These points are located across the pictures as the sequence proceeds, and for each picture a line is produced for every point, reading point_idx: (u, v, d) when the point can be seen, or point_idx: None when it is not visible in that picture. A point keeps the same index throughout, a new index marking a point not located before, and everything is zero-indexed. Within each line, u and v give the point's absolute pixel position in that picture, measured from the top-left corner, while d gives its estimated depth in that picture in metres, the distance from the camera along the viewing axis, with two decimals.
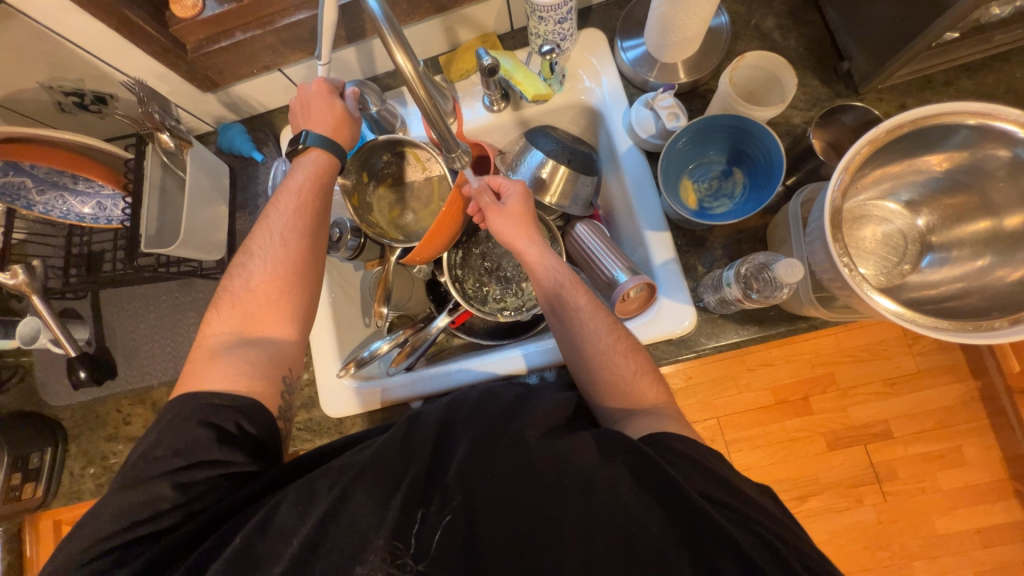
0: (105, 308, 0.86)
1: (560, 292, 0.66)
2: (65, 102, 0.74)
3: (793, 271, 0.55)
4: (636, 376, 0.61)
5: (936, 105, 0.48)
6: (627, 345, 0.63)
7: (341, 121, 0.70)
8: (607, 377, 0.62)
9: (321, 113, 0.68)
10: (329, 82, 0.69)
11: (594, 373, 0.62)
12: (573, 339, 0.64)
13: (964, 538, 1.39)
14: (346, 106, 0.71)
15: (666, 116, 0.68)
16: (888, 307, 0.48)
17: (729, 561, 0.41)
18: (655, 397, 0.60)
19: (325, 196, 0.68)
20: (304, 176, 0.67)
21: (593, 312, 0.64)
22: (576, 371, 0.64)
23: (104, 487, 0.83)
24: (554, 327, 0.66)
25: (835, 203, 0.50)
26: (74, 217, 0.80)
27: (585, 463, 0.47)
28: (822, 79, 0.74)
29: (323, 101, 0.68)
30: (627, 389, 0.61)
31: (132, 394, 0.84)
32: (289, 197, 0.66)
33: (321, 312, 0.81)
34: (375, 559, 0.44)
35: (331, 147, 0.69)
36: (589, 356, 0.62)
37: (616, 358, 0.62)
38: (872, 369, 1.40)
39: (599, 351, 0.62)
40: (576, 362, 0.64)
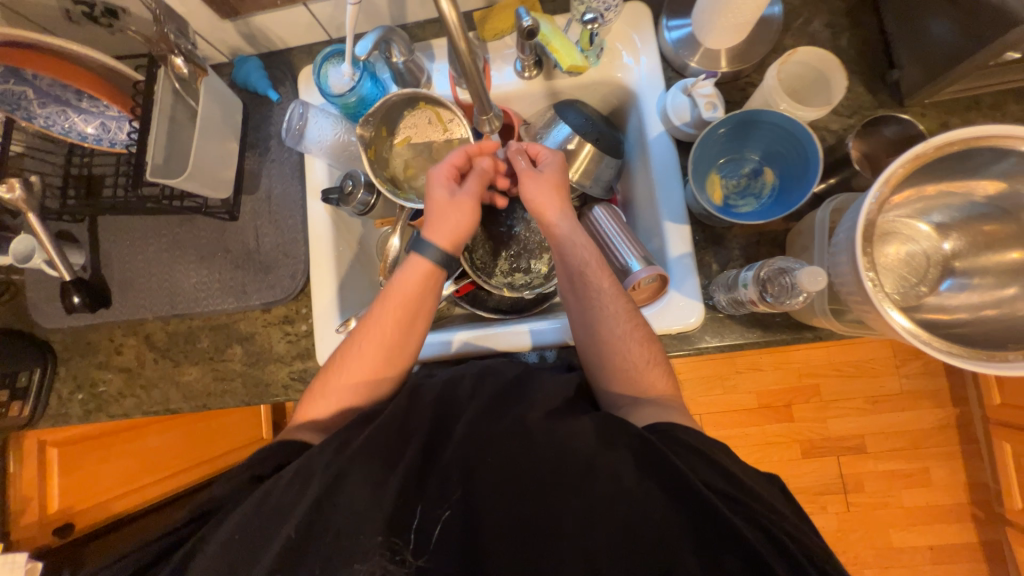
0: (102, 233, 0.84)
1: (584, 272, 0.64)
2: (74, 10, 0.70)
3: (815, 279, 0.54)
4: (648, 366, 0.61)
5: (987, 126, 0.46)
6: (643, 335, 0.62)
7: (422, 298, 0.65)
8: (619, 363, 0.62)
9: (443, 219, 0.67)
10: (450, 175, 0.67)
11: (605, 358, 0.62)
12: (591, 320, 0.63)
13: (917, 553, 1.46)
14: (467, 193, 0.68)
15: (704, 105, 0.66)
16: (903, 324, 0.48)
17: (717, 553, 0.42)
18: (664, 389, 0.60)
19: (421, 312, 0.65)
20: (390, 324, 0.63)
21: (614, 296, 0.63)
22: (588, 353, 0.64)
23: (91, 414, 0.83)
24: (571, 306, 0.66)
25: (869, 216, 0.49)
26: (76, 135, 0.77)
27: (583, 444, 0.48)
28: (867, 86, 0.71)
29: (447, 197, 0.67)
30: (635, 377, 0.61)
31: (125, 324, 0.83)
32: (381, 323, 0.63)
33: (324, 266, 0.79)
34: (373, 556, 0.44)
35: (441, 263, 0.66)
36: (603, 340, 0.62)
37: (630, 345, 0.61)
38: (855, 385, 1.47)
39: (614, 336, 0.62)
40: (587, 345, 0.64)
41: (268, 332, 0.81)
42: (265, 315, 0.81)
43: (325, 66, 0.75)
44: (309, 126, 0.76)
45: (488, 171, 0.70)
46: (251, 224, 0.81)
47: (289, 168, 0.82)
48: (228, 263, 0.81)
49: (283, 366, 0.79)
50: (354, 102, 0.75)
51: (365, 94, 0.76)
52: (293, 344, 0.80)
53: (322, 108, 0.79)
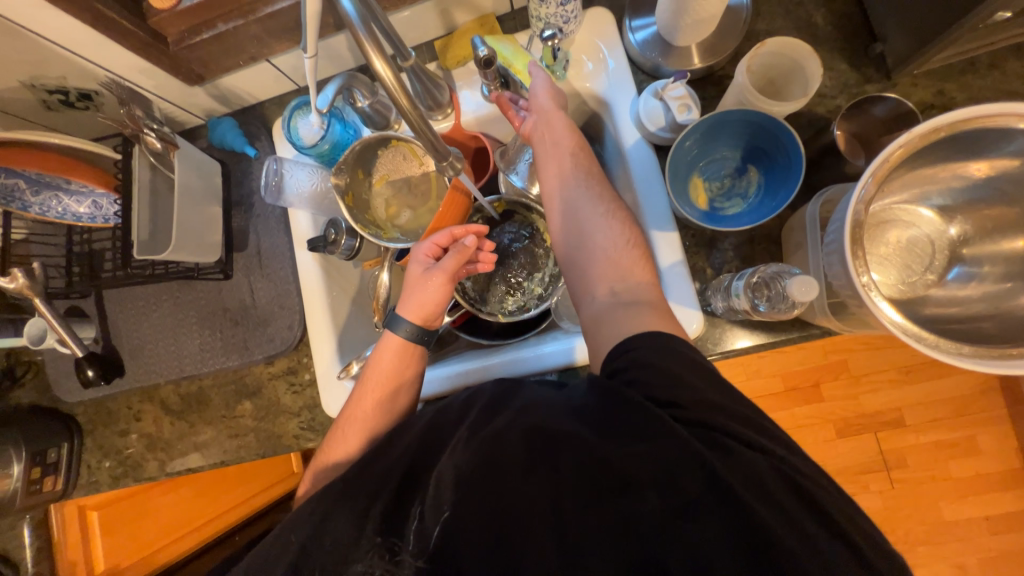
0: (108, 305, 0.86)
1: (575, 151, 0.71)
2: (50, 99, 0.72)
3: (807, 290, 0.51)
4: (626, 253, 0.64)
5: (975, 107, 0.43)
6: (621, 227, 0.66)
7: (404, 361, 0.66)
8: (601, 244, 0.66)
9: (423, 300, 0.66)
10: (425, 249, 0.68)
11: (585, 248, 0.67)
12: (576, 201, 0.69)
13: (971, 526, 1.40)
14: (444, 267, 0.67)
15: (677, 108, 0.63)
16: (893, 318, 0.45)
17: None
18: (642, 273, 0.63)
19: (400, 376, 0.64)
20: (372, 403, 0.63)
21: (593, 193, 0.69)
22: (570, 248, 0.69)
23: (119, 480, 0.86)
24: (560, 194, 0.71)
25: (858, 214, 0.46)
26: (70, 216, 0.78)
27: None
28: (851, 63, 0.67)
29: (424, 278, 0.67)
30: (613, 263, 0.64)
31: (140, 391, 0.86)
32: (367, 408, 0.63)
33: (319, 315, 0.80)
34: (372, 555, 0.46)
35: (420, 335, 0.67)
36: (582, 229, 0.67)
37: (608, 233, 0.66)
38: (886, 358, 1.40)
39: (593, 218, 0.67)
40: (570, 237, 0.69)
41: (274, 385, 0.82)
42: (269, 368, 0.82)
43: (293, 117, 0.75)
44: (286, 179, 0.77)
45: (469, 249, 0.67)
46: (245, 280, 0.83)
47: (274, 221, 0.83)
48: (228, 321, 0.83)
49: (292, 417, 0.81)
50: (328, 148, 0.75)
51: (336, 138, 0.75)
52: (299, 395, 0.81)
53: (297, 159, 0.80)
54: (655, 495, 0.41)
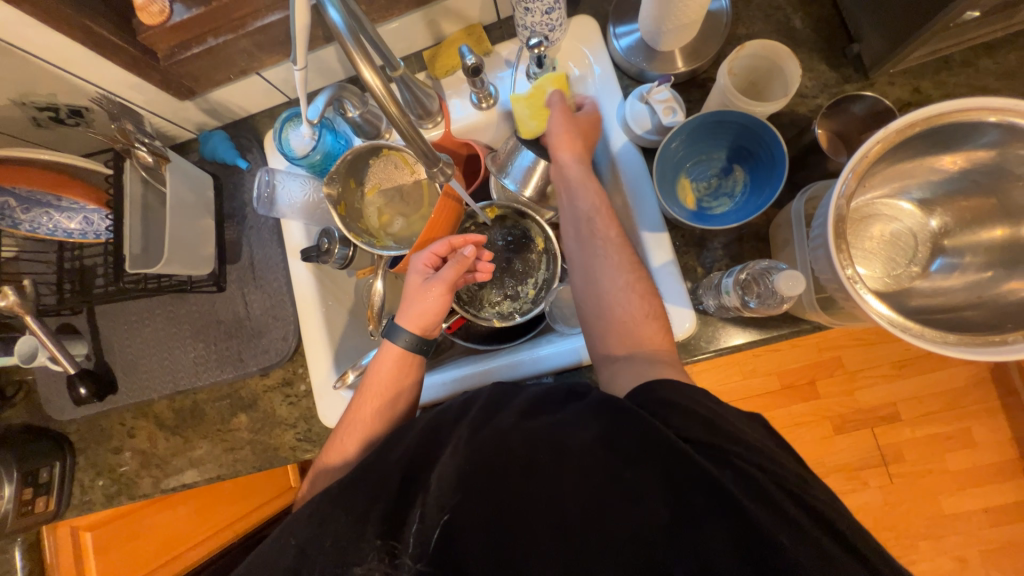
0: (101, 321, 0.86)
1: (592, 215, 0.65)
2: (41, 116, 0.72)
3: (794, 283, 0.52)
4: (646, 319, 0.60)
5: (950, 102, 0.44)
6: (644, 289, 0.62)
7: (401, 372, 0.65)
8: (617, 309, 0.61)
9: (423, 311, 0.66)
10: (422, 258, 0.68)
11: (603, 306, 0.62)
12: (594, 269, 0.64)
13: (971, 518, 1.40)
14: (444, 276, 0.66)
15: (662, 111, 0.64)
16: (881, 311, 0.46)
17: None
18: (660, 344, 0.59)
19: (396, 387, 0.64)
20: (372, 412, 0.63)
21: (619, 248, 0.64)
22: (585, 302, 0.65)
23: (113, 498, 0.84)
24: (576, 248, 0.67)
25: (840, 209, 0.48)
26: (62, 232, 0.78)
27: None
28: (829, 63, 0.69)
29: (423, 289, 0.66)
30: (633, 329, 0.60)
31: (134, 407, 0.85)
32: (366, 419, 0.62)
33: (314, 325, 0.80)
34: (372, 558, 0.46)
35: (418, 345, 0.66)
36: (601, 287, 0.63)
37: (630, 297, 0.61)
38: (879, 353, 1.42)
39: (616, 281, 0.62)
40: (585, 288, 0.65)
41: (270, 397, 0.81)
42: (264, 380, 0.82)
43: (285, 129, 0.76)
44: (278, 191, 0.78)
45: (469, 260, 0.67)
46: (239, 292, 0.83)
47: (267, 233, 0.83)
48: (222, 333, 0.82)
49: (288, 429, 0.80)
50: (319, 159, 0.76)
51: (328, 148, 0.76)
52: (295, 406, 0.81)
53: (289, 170, 0.81)
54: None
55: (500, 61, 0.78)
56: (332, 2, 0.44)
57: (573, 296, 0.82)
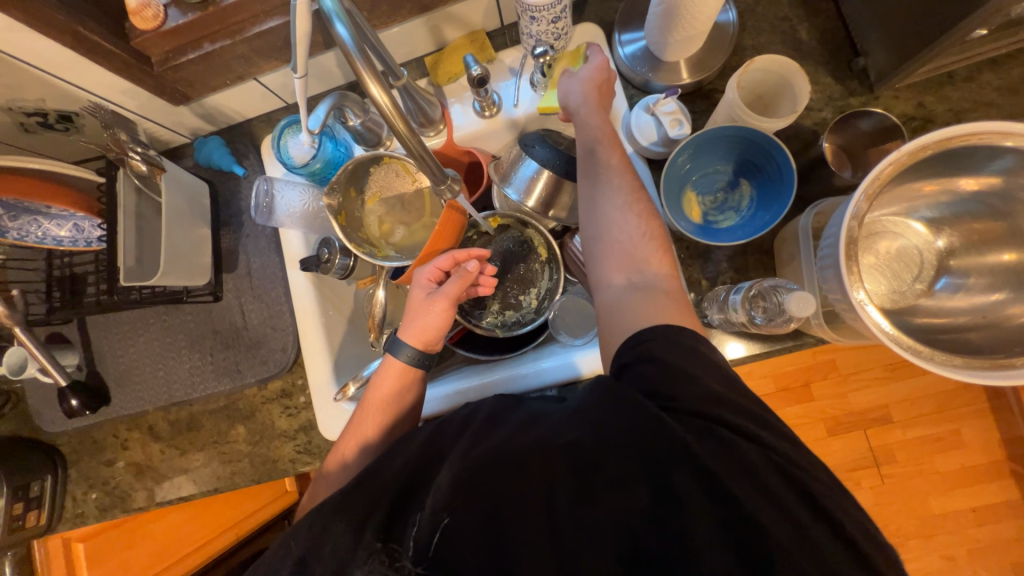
0: (92, 331, 0.84)
1: (598, 142, 0.61)
2: (28, 121, 0.70)
3: (804, 304, 0.52)
4: (643, 239, 0.56)
5: (965, 124, 0.44)
6: (644, 210, 0.57)
7: (403, 390, 0.64)
8: (615, 235, 0.57)
9: (424, 328, 0.64)
10: (426, 273, 0.67)
11: (600, 231, 0.58)
12: (599, 197, 0.58)
13: (959, 518, 1.43)
14: (445, 292, 0.65)
15: (669, 123, 0.64)
16: (883, 326, 0.46)
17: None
18: (657, 268, 0.55)
19: (396, 406, 0.63)
20: (373, 425, 0.61)
21: (621, 171, 0.59)
22: (583, 232, 0.61)
23: (107, 511, 0.83)
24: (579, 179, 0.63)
25: (852, 230, 0.48)
26: (51, 240, 0.76)
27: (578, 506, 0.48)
28: (835, 76, 0.69)
29: (425, 303, 0.65)
30: (628, 251, 0.56)
31: (128, 418, 0.83)
32: (366, 428, 0.61)
33: (313, 334, 0.78)
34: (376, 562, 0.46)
35: (420, 360, 0.65)
36: (600, 208, 0.58)
37: (627, 216, 0.57)
38: (873, 356, 1.44)
39: (614, 203, 0.58)
40: (583, 216, 0.60)
41: (268, 408, 0.80)
42: (262, 391, 0.80)
43: (283, 136, 0.74)
44: (277, 200, 0.76)
45: (472, 273, 0.65)
46: (236, 302, 0.81)
47: (265, 241, 0.81)
48: (219, 343, 0.81)
49: (287, 441, 0.79)
50: (319, 167, 0.74)
51: (328, 156, 0.75)
52: (294, 418, 0.79)
53: (287, 178, 0.79)
54: (649, 503, 0.42)
55: (504, 69, 0.76)
56: (337, 13, 0.42)
57: (577, 306, 0.83)
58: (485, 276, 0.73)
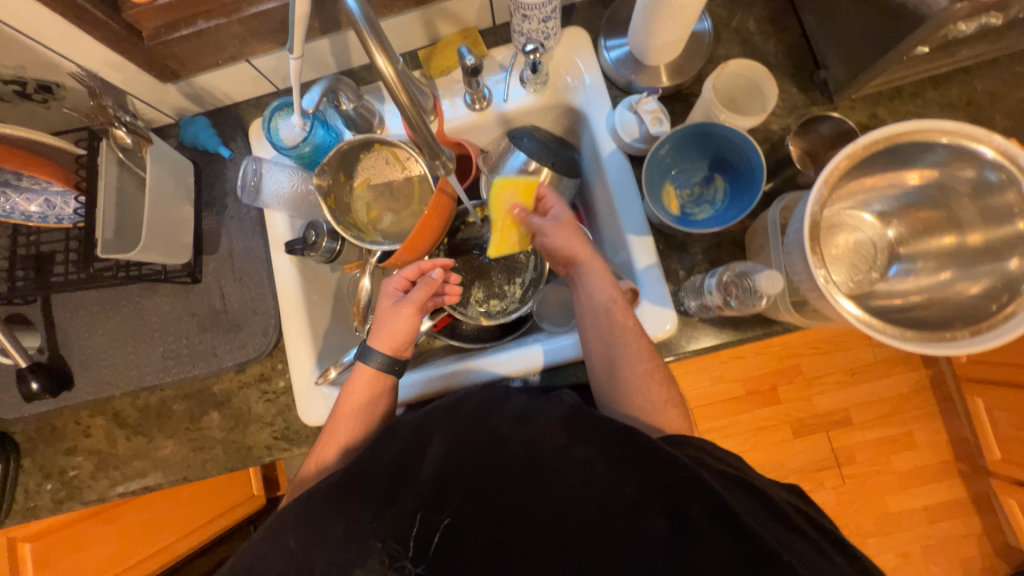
0: (57, 312, 0.80)
1: (611, 308, 0.66)
2: (4, 90, 0.68)
3: (772, 282, 0.56)
4: (664, 406, 0.63)
5: (910, 122, 0.49)
6: (661, 375, 0.65)
7: (375, 398, 0.66)
8: (637, 400, 0.63)
9: (392, 333, 0.67)
10: (393, 284, 0.70)
11: (624, 394, 0.64)
12: (617, 376, 0.64)
13: (913, 516, 1.51)
14: (411, 300, 0.68)
15: (649, 121, 0.68)
16: (853, 312, 0.50)
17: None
18: (680, 427, 0.63)
19: (369, 413, 0.65)
20: (346, 434, 0.64)
21: (637, 337, 0.65)
22: (606, 389, 0.66)
23: (63, 504, 0.78)
24: (595, 343, 0.67)
25: (814, 215, 0.52)
26: (19, 214, 0.73)
27: (558, 463, 0.53)
28: (799, 87, 0.75)
29: (392, 312, 0.68)
30: (652, 417, 0.63)
31: (92, 404, 0.79)
32: (342, 435, 0.64)
33: (295, 318, 0.77)
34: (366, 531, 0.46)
35: (392, 365, 0.67)
36: (623, 376, 0.64)
37: (648, 385, 0.64)
38: (834, 361, 1.54)
39: (637, 373, 0.64)
40: (606, 381, 0.66)
41: (245, 393, 0.78)
42: (240, 375, 0.79)
43: (274, 118, 0.74)
44: (264, 180, 0.75)
45: (437, 282, 0.68)
46: (216, 284, 0.80)
47: (249, 224, 0.81)
48: (196, 326, 0.79)
49: (265, 427, 0.77)
50: (309, 151, 0.75)
51: (319, 141, 0.75)
52: (272, 403, 0.78)
53: (276, 160, 0.79)
54: None
55: (495, 65, 0.80)
56: None
57: (561, 298, 0.84)
58: (451, 284, 0.73)
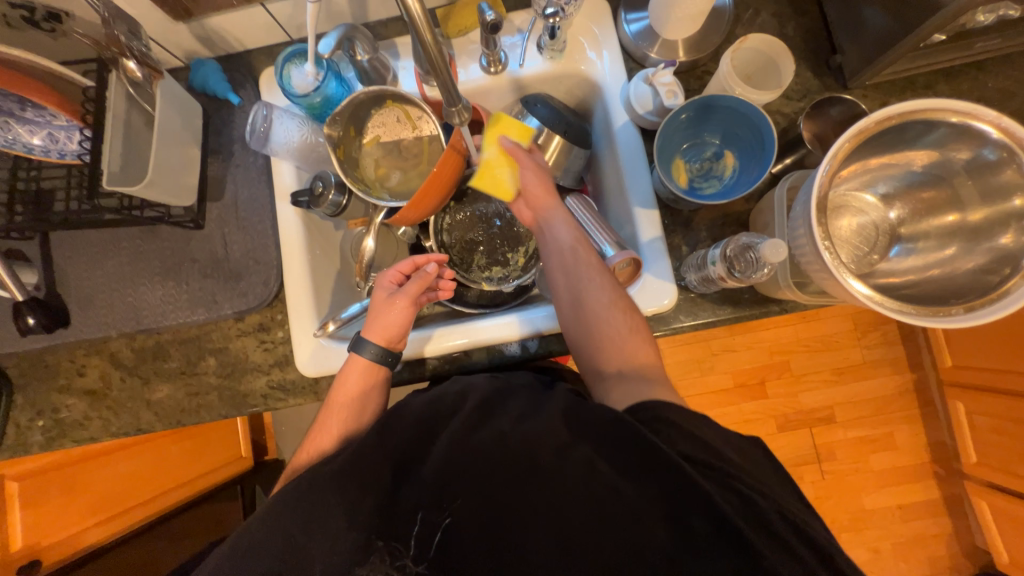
0: (56, 249, 0.79)
1: (575, 246, 0.68)
2: (12, 15, 0.65)
3: (777, 251, 0.56)
4: (632, 333, 0.62)
5: (924, 100, 0.50)
6: (628, 306, 0.64)
7: (368, 391, 0.66)
8: (605, 329, 0.63)
9: (383, 323, 0.68)
10: (389, 276, 0.71)
11: (592, 328, 0.63)
12: (597, 343, 0.63)
13: (886, 513, 1.55)
14: (405, 293, 0.69)
15: (666, 93, 0.67)
16: (861, 291, 0.51)
17: (678, 514, 0.45)
18: (646, 375, 0.64)
19: (364, 403, 0.66)
20: (338, 426, 0.64)
21: (601, 271, 0.66)
22: (577, 330, 0.65)
23: (54, 441, 0.78)
24: (561, 282, 0.68)
25: (823, 188, 0.52)
26: (21, 147, 0.71)
27: (554, 438, 0.52)
28: (814, 71, 0.75)
29: (385, 302, 0.69)
30: (620, 343, 0.62)
31: (88, 344, 0.79)
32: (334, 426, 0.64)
33: (296, 269, 0.77)
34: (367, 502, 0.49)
35: (384, 356, 0.67)
36: (589, 309, 0.64)
37: (615, 312, 0.63)
38: (822, 359, 1.56)
39: (603, 303, 0.63)
40: (575, 321, 0.65)
41: (242, 342, 0.78)
42: (238, 324, 0.79)
43: (287, 66, 0.74)
44: (274, 128, 0.75)
45: (431, 275, 0.69)
46: (219, 232, 0.79)
47: (255, 173, 0.80)
48: (197, 273, 0.78)
49: (261, 376, 0.77)
50: (319, 102, 0.74)
51: (330, 93, 0.74)
52: (270, 352, 0.78)
53: (287, 109, 0.78)
54: None
55: (513, 29, 0.79)
56: None
57: None
58: (445, 278, 0.74)
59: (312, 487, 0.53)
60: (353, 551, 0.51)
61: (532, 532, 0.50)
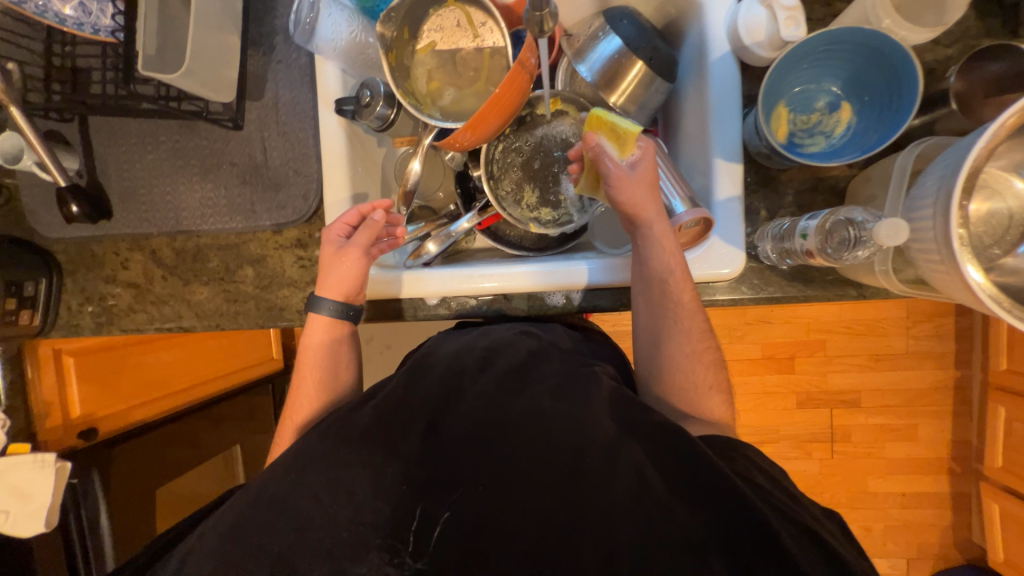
0: (95, 135, 0.76)
1: (667, 279, 0.60)
2: None
3: (895, 233, 0.48)
4: (711, 391, 0.61)
5: None
6: (711, 357, 0.62)
7: (337, 345, 0.69)
8: (679, 378, 0.61)
9: (335, 280, 0.67)
10: (336, 227, 0.68)
11: (665, 370, 0.62)
12: (660, 350, 0.63)
13: (889, 498, 1.56)
14: (352, 246, 0.66)
15: (786, 19, 0.56)
16: (974, 277, 0.44)
17: (721, 497, 0.44)
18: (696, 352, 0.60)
19: (335, 354, 0.69)
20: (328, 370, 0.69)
21: (691, 314, 0.61)
22: (648, 361, 0.65)
23: (102, 327, 0.81)
24: (642, 312, 0.63)
25: (977, 162, 0.43)
26: (51, 16, 0.60)
27: (591, 416, 0.52)
28: (976, 9, 0.60)
29: (333, 256, 0.67)
30: (694, 398, 0.61)
31: (130, 238, 0.79)
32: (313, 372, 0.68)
33: (336, 185, 0.72)
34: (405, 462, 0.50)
35: (344, 311, 0.68)
36: (668, 352, 0.62)
37: (696, 365, 0.61)
38: (865, 344, 1.48)
39: (684, 352, 0.61)
40: (650, 354, 0.64)
41: (280, 255, 0.77)
42: (276, 237, 0.77)
43: None
44: (321, 20, 0.66)
45: (379, 225, 0.66)
46: (258, 135, 0.74)
47: (297, 72, 0.73)
48: (235, 177, 0.75)
49: (298, 291, 0.77)
50: None
51: None
52: (307, 270, 0.76)
53: None
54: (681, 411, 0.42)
55: None
56: None
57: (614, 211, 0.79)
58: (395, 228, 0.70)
59: (351, 433, 0.55)
60: (386, 475, 0.52)
61: (562, 486, 0.49)
